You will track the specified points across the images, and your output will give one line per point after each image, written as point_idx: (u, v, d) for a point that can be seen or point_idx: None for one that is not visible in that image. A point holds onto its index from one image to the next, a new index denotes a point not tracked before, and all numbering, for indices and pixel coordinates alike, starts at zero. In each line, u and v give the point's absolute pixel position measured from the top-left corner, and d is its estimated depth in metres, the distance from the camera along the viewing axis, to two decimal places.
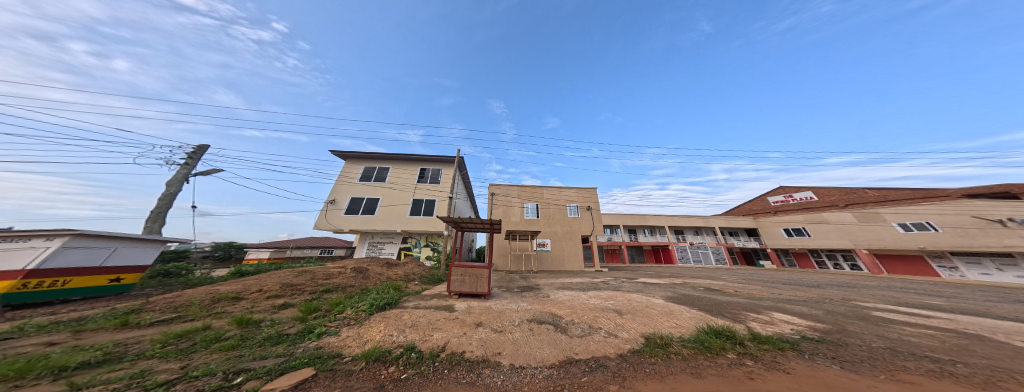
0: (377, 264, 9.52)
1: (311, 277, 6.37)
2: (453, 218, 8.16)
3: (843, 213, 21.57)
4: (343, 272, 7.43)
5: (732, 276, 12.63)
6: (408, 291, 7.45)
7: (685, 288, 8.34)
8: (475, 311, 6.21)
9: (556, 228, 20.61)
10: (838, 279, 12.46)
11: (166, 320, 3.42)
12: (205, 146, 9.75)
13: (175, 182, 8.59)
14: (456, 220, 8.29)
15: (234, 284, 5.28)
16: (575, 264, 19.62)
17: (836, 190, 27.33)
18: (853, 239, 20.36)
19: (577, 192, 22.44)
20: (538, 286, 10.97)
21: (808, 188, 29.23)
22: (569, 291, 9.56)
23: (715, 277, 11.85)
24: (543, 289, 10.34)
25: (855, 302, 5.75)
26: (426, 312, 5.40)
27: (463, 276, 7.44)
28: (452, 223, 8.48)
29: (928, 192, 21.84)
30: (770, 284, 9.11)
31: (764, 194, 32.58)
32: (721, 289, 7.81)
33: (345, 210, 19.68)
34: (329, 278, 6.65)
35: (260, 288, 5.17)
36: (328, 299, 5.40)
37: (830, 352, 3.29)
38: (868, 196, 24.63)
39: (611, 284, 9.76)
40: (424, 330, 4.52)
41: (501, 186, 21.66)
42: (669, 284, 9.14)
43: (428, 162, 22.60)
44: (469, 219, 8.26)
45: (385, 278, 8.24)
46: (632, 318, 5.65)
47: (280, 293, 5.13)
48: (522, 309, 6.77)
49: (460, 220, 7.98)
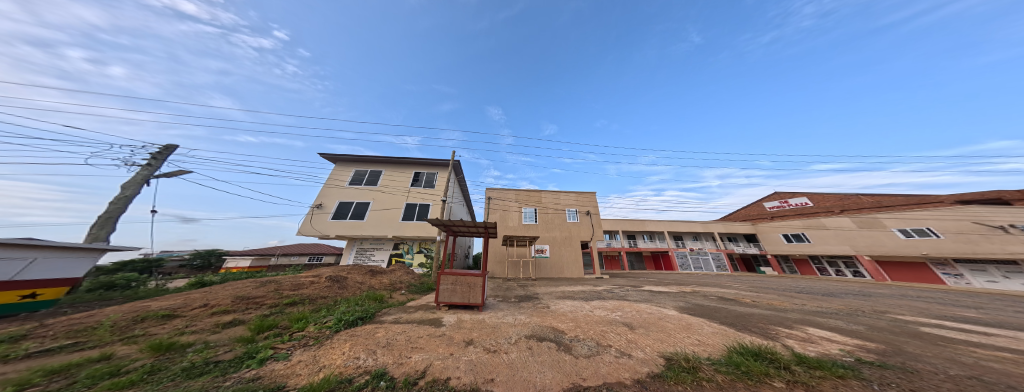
0: (359, 272, 8.64)
1: (276, 289, 5.49)
2: (445, 221, 7.36)
3: (842, 218, 21.50)
4: (316, 282, 6.57)
5: (740, 283, 12.03)
6: (390, 302, 6.60)
7: (696, 297, 7.69)
8: (465, 327, 5.40)
9: (554, 233, 19.91)
10: (848, 286, 12.00)
11: (52, 350, 2.55)
12: (174, 144, 8.94)
13: (132, 185, 7.74)
14: (448, 223, 7.51)
15: (174, 299, 4.37)
16: (575, 271, 18.87)
17: (830, 196, 27.53)
18: (854, 245, 20.20)
19: (575, 196, 21.94)
20: (537, 295, 10.18)
21: (803, 193, 29.40)
22: (571, 301, 8.79)
23: (723, 284, 11.25)
24: (542, 299, 9.56)
25: (892, 314, 5.17)
26: (407, 329, 4.55)
27: (453, 285, 6.63)
28: (443, 227, 7.68)
29: (921, 197, 22.06)
30: (784, 292, 8.58)
31: (760, 200, 32.71)
32: (736, 297, 7.20)
33: (332, 214, 18.66)
34: (296, 290, 5.77)
35: (205, 303, 4.27)
36: (289, 314, 4.51)
37: (904, 382, 2.62)
38: (863, 201, 24.74)
39: (615, 293, 9.06)
40: (400, 351, 3.68)
41: (497, 190, 21.01)
42: (678, 293, 8.47)
43: (422, 165, 21.91)
44: (463, 222, 7.46)
45: (365, 288, 7.37)
46: (645, 333, 4.94)
47: (228, 308, 4.22)
48: (519, 323, 5.99)
49: (451, 223, 7.17)
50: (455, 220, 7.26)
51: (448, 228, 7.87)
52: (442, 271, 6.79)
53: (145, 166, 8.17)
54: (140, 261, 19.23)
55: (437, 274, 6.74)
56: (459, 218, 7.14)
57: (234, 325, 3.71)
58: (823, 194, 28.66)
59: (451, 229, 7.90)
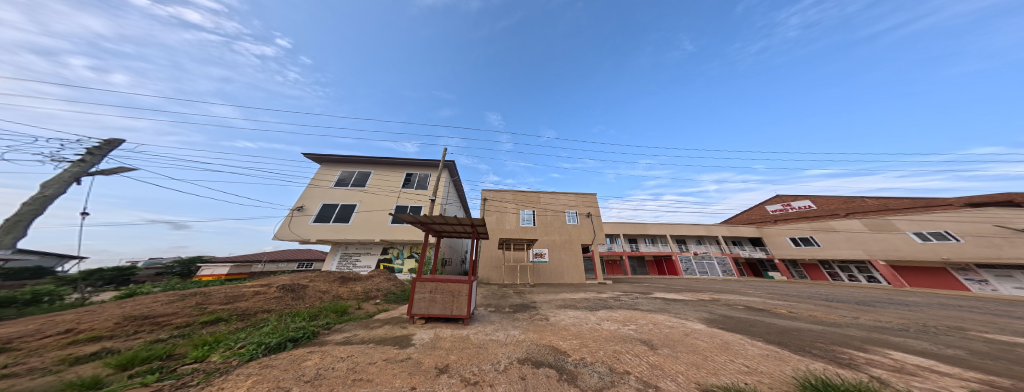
0: (325, 280, 7.48)
1: (195, 304, 4.39)
2: (421, 217, 6.08)
3: (851, 221, 20.83)
4: (262, 292, 5.47)
5: (757, 290, 10.96)
6: (354, 315, 5.46)
7: (719, 306, 6.62)
8: (442, 347, 4.23)
9: (553, 237, 18.80)
10: (870, 293, 11.07)
11: None
12: (119, 139, 8.03)
13: (54, 184, 7.20)
14: (425, 220, 6.21)
15: (25, 326, 3.28)
16: (576, 277, 17.68)
17: (834, 199, 26.94)
18: (867, 249, 19.32)
19: (575, 197, 21.00)
20: (534, 304, 9.00)
21: (806, 196, 28.83)
22: (572, 311, 7.62)
23: (739, 291, 10.20)
24: (540, 309, 8.39)
25: (978, 332, 4.12)
26: (356, 352, 3.41)
27: (431, 294, 5.43)
28: (419, 225, 6.36)
29: (928, 200, 21.48)
30: (815, 300, 7.55)
31: (762, 203, 32.06)
32: (766, 307, 6.17)
33: (314, 217, 17.40)
34: (227, 303, 4.68)
35: (70, 330, 3.22)
36: (194, 338, 3.42)
37: None
38: (869, 204, 24.14)
39: (623, 301, 7.95)
40: (331, 389, 2.53)
41: (493, 191, 19.99)
42: (695, 301, 7.38)
43: (414, 165, 20.94)
44: (444, 220, 6.16)
45: (327, 298, 6.27)
46: (672, 355, 3.85)
47: (97, 336, 3.13)
48: (512, 342, 4.86)
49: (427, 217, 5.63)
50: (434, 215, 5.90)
51: (426, 226, 6.54)
52: (416, 277, 5.57)
53: (76, 163, 7.46)
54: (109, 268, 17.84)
55: (411, 281, 5.48)
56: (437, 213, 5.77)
57: (86, 362, 2.63)
58: (826, 197, 28.08)
59: (431, 227, 6.60)
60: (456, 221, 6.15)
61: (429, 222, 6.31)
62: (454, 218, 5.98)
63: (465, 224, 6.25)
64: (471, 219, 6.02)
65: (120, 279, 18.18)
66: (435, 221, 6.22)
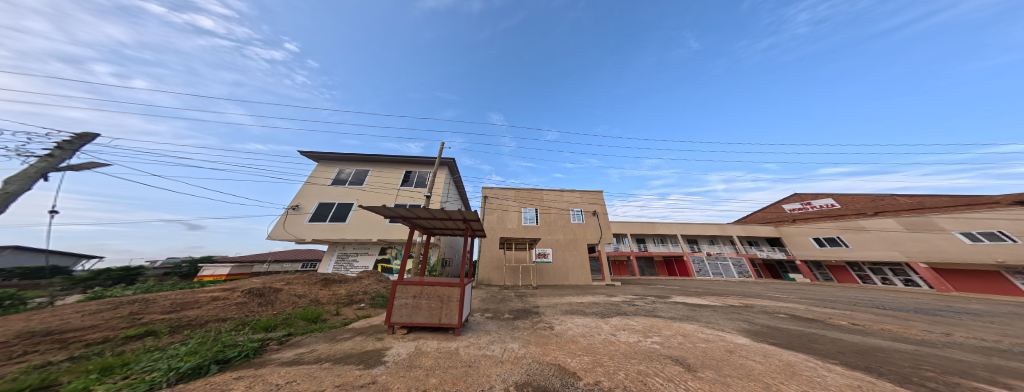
0: (304, 282, 6.76)
1: (124, 313, 3.49)
2: (402, 210, 4.73)
3: (884, 220, 19.41)
4: (222, 299, 4.66)
5: (787, 294, 9.84)
6: (327, 324, 4.65)
7: (756, 314, 5.61)
8: (424, 366, 3.39)
9: (557, 236, 17.87)
10: (918, 299, 9.83)
11: None
12: (92, 132, 7.47)
13: (19, 180, 6.66)
14: (407, 214, 4.88)
15: None
16: (581, 278, 16.70)
17: (860, 197, 25.23)
18: (904, 251, 17.84)
19: (581, 195, 20.01)
20: (536, 309, 8.10)
21: (828, 195, 27.11)
22: (580, 318, 6.70)
23: (769, 295, 9.10)
24: (544, 314, 7.48)
25: None
26: (300, 376, 2.46)
27: (415, 301, 4.59)
28: (400, 220, 4.98)
29: (969, 198, 19.75)
30: (867, 308, 6.48)
31: (779, 201, 30.42)
32: (817, 316, 5.15)
33: (310, 216, 16.84)
34: (171, 313, 3.78)
35: None
36: (96, 360, 2.38)
37: None
38: (900, 202, 22.44)
39: (639, 307, 6.99)
40: None
41: (494, 189, 19.14)
42: (724, 307, 6.39)
43: (413, 163, 20.29)
44: (431, 215, 4.96)
45: (300, 304, 5.47)
46: (720, 382, 2.91)
47: None
48: (511, 359, 3.99)
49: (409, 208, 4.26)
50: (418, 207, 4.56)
51: (409, 221, 5.15)
52: (397, 279, 4.69)
53: (43, 157, 6.92)
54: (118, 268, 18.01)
55: (392, 284, 4.59)
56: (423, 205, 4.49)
57: None
58: (851, 195, 26.29)
59: (415, 223, 5.23)
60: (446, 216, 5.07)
61: (412, 216, 4.98)
62: (443, 213, 4.87)
63: (457, 219, 5.25)
64: (465, 214, 5.07)
65: (128, 278, 18.32)
66: (421, 215, 4.95)
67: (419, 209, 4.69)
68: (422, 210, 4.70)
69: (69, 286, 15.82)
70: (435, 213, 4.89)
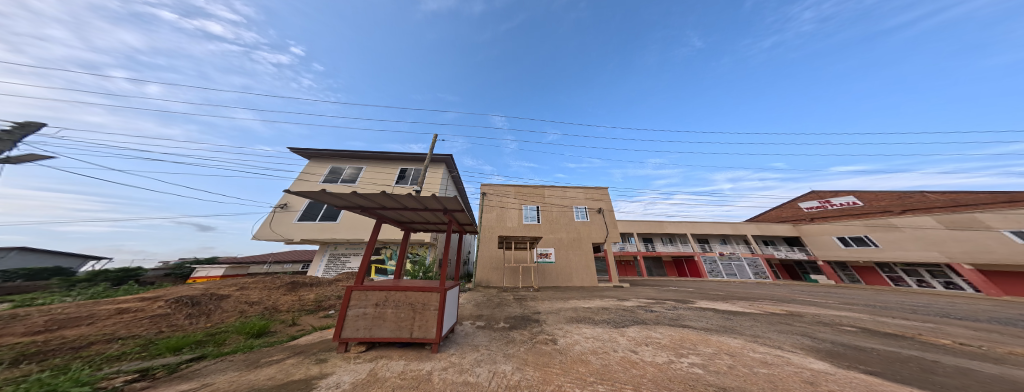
0: (264, 288, 5.84)
1: None
2: (358, 198, 3.55)
3: (920, 218, 18.11)
4: (136, 311, 3.74)
5: (825, 298, 8.63)
6: (268, 340, 3.73)
7: (815, 324, 4.39)
8: None
9: (560, 235, 16.77)
10: (979, 305, 8.56)
11: None
12: (39, 123, 6.66)
13: None
14: (367, 204, 3.73)
15: None
16: (586, 279, 15.56)
17: (884, 195, 23.66)
18: (944, 251, 16.39)
19: (585, 192, 18.90)
20: (536, 317, 7.01)
21: (849, 192, 25.56)
22: (589, 328, 5.61)
23: (806, 300, 7.91)
24: (545, 323, 6.40)
25: None
26: None
27: (377, 309, 3.57)
28: (358, 212, 3.81)
29: (1010, 195, 18.18)
30: (947, 319, 5.22)
31: (795, 200, 28.90)
32: (904, 328, 3.90)
33: (299, 215, 16.02)
34: (36, 334, 2.85)
35: None
36: None
37: None
38: (931, 200, 20.88)
39: (659, 315, 5.81)
40: None
41: (493, 186, 18.15)
42: (766, 316, 5.17)
43: (408, 159, 19.41)
44: (399, 205, 3.85)
45: (249, 314, 4.56)
46: None
47: None
48: (499, 388, 2.93)
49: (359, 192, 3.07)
50: (376, 193, 3.39)
51: (371, 213, 3.98)
52: (352, 284, 3.64)
53: None
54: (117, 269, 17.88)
55: (345, 289, 3.52)
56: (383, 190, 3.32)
57: None
58: (874, 193, 24.69)
59: (380, 215, 4.08)
60: (420, 206, 3.98)
61: (374, 206, 3.82)
62: (415, 201, 3.84)
63: (435, 209, 4.19)
64: (443, 202, 4.00)
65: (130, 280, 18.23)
66: (386, 205, 3.81)
67: (380, 196, 3.50)
68: (385, 197, 3.53)
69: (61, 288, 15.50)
70: (405, 202, 3.81)
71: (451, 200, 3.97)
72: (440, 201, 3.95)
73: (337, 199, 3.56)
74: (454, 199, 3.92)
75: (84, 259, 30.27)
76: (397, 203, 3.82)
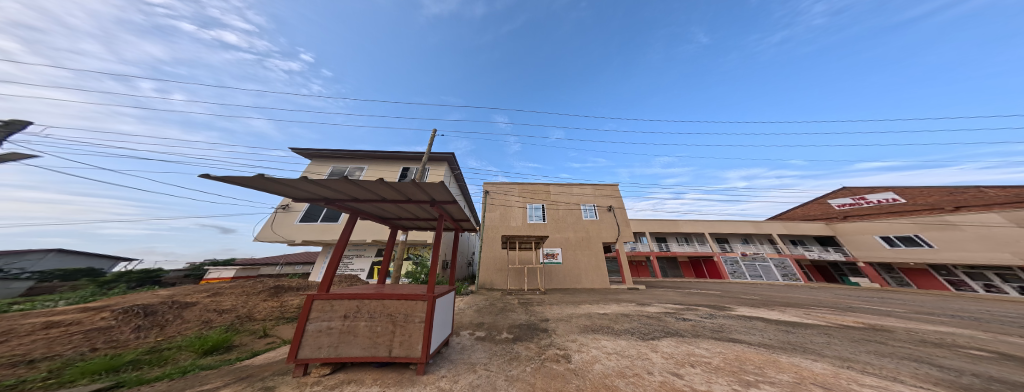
0: (242, 293, 5.25)
1: None
2: (321, 189, 2.81)
3: (988, 215, 16.15)
4: (70, 325, 3.12)
5: (886, 306, 7.35)
6: (223, 357, 3.03)
7: (916, 343, 3.34)
8: None
9: (567, 234, 15.82)
10: None
11: None
12: (25, 121, 6.44)
13: None
14: (334, 196, 2.99)
15: None
16: (597, 281, 14.53)
17: (931, 191, 21.37)
18: (1017, 252, 14.53)
19: (593, 189, 17.89)
20: (543, 325, 6.18)
21: (888, 188, 23.31)
22: (609, 341, 4.71)
23: (864, 308, 6.73)
24: (554, 334, 5.54)
25: None
26: None
27: (347, 323, 2.83)
28: (323, 205, 3.02)
29: None
30: None
31: (823, 197, 26.72)
32: None
33: (301, 216, 15.78)
34: None
35: None
36: None
37: None
38: (988, 196, 18.63)
39: (693, 325, 4.85)
40: None
41: (496, 184, 17.42)
42: (837, 329, 4.12)
43: (410, 159, 18.97)
44: (376, 196, 3.12)
45: (214, 324, 3.90)
46: None
47: None
48: None
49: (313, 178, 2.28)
50: (341, 182, 2.65)
51: (342, 207, 3.23)
52: (315, 292, 2.88)
53: None
54: (139, 271, 18.39)
55: (304, 298, 2.73)
56: (350, 177, 2.58)
57: None
58: (917, 189, 22.39)
59: (354, 209, 3.37)
60: (402, 197, 3.27)
61: (343, 199, 3.06)
62: (395, 192, 3.12)
63: (420, 201, 3.44)
64: (430, 192, 3.28)
65: (153, 281, 18.77)
66: (358, 197, 3.05)
67: (349, 186, 2.78)
68: (355, 187, 2.80)
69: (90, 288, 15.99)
70: (383, 193, 3.10)
71: (440, 188, 3.23)
72: (425, 190, 3.23)
73: (292, 190, 2.78)
74: (443, 187, 3.20)
75: (114, 260, 31.85)
76: (372, 194, 3.08)
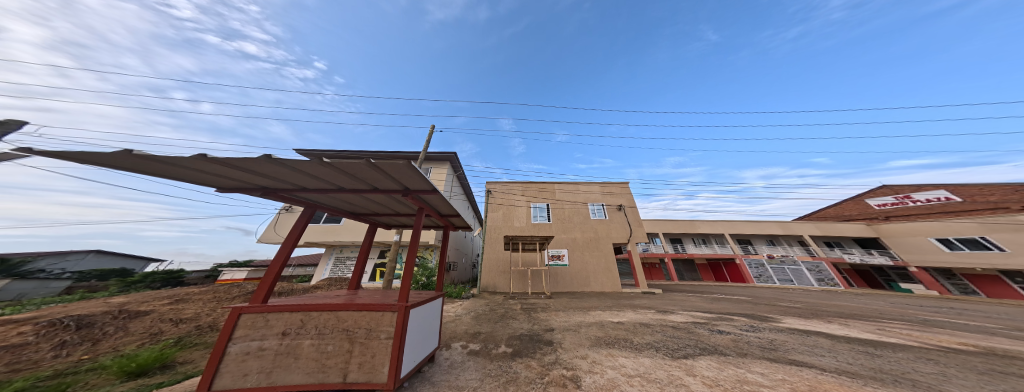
0: (213, 299, 4.81)
1: None
2: (251, 177, 2.13)
3: None
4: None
5: (970, 320, 6.03)
6: (143, 381, 2.46)
7: None
8: None
9: (574, 235, 14.86)
10: None
11: None
12: (21, 121, 6.41)
13: None
14: (273, 185, 2.30)
15: None
16: (607, 285, 13.49)
17: (992, 188, 18.83)
18: None
19: (602, 188, 16.86)
20: (545, 337, 5.33)
21: (938, 186, 20.81)
22: (627, 360, 3.82)
23: (944, 322, 5.48)
24: (558, 349, 4.67)
25: None
26: None
27: (286, 342, 2.18)
28: (264, 196, 2.39)
29: None
30: None
31: (861, 196, 24.28)
32: None
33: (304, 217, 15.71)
34: None
35: None
36: None
37: None
38: None
39: (735, 341, 3.87)
40: None
41: (498, 183, 16.75)
42: (944, 353, 3.05)
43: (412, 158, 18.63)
44: (329, 185, 2.41)
45: (162, 337, 3.39)
46: None
47: None
48: None
49: (206, 156, 1.56)
50: (270, 166, 1.94)
51: (290, 197, 2.59)
52: (245, 302, 2.20)
53: None
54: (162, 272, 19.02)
55: (226, 312, 2.08)
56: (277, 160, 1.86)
57: None
58: (975, 187, 19.83)
59: (309, 201, 2.70)
60: (367, 187, 2.55)
61: (287, 188, 2.38)
62: (353, 180, 2.39)
63: (390, 191, 2.68)
64: (402, 180, 2.53)
65: (174, 282, 19.39)
66: (306, 186, 2.36)
67: (286, 172, 2.08)
68: (294, 173, 2.09)
69: (119, 287, 16.52)
70: (339, 182, 2.38)
71: (412, 175, 2.43)
72: (395, 178, 2.48)
73: (214, 177, 2.14)
74: (418, 175, 2.43)
75: (146, 261, 33.83)
76: (323, 182, 2.35)
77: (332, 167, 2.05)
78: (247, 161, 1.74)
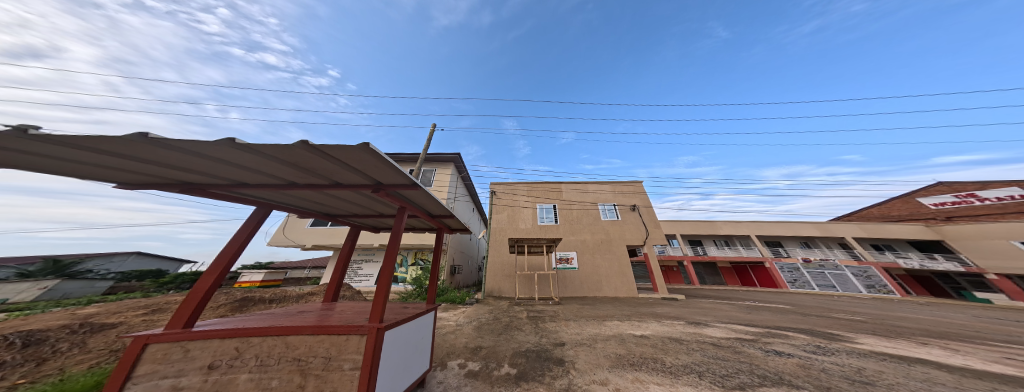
0: None
1: None
2: (168, 170, 1.70)
3: None
4: None
5: None
6: None
7: None
8: None
9: (584, 236, 13.99)
10: None
11: None
12: None
13: None
14: (202, 179, 1.86)
15: None
16: (620, 290, 12.51)
17: None
18: None
19: (614, 187, 15.88)
20: (553, 354, 4.61)
21: (1010, 182, 18.09)
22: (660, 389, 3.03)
23: None
24: (568, 371, 3.93)
25: None
26: None
27: (213, 379, 1.66)
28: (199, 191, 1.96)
29: None
30: None
31: (911, 194, 21.64)
32: None
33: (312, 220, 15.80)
34: None
35: None
36: None
37: None
38: None
39: (806, 368, 2.99)
40: None
41: (504, 184, 16.18)
42: None
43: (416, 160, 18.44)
44: (276, 179, 1.92)
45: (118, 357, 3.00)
46: None
47: None
48: None
49: (45, 132, 1.08)
50: (176, 152, 1.46)
51: (234, 195, 2.15)
52: (162, 328, 1.71)
53: None
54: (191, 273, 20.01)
55: (128, 343, 1.60)
56: (179, 143, 1.38)
57: None
58: None
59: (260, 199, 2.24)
60: (325, 180, 2.02)
61: (222, 184, 1.93)
62: (303, 172, 1.86)
63: (357, 186, 2.15)
64: (369, 172, 1.96)
65: None
66: (245, 180, 1.89)
67: (206, 161, 1.61)
68: (217, 162, 1.61)
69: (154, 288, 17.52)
70: (286, 174, 1.86)
71: (378, 164, 1.84)
72: (359, 169, 1.91)
73: (125, 171, 1.73)
74: (388, 166, 1.84)
75: (179, 262, 36.31)
76: (261, 175, 1.83)
77: (258, 153, 1.51)
78: (123, 142, 1.24)
